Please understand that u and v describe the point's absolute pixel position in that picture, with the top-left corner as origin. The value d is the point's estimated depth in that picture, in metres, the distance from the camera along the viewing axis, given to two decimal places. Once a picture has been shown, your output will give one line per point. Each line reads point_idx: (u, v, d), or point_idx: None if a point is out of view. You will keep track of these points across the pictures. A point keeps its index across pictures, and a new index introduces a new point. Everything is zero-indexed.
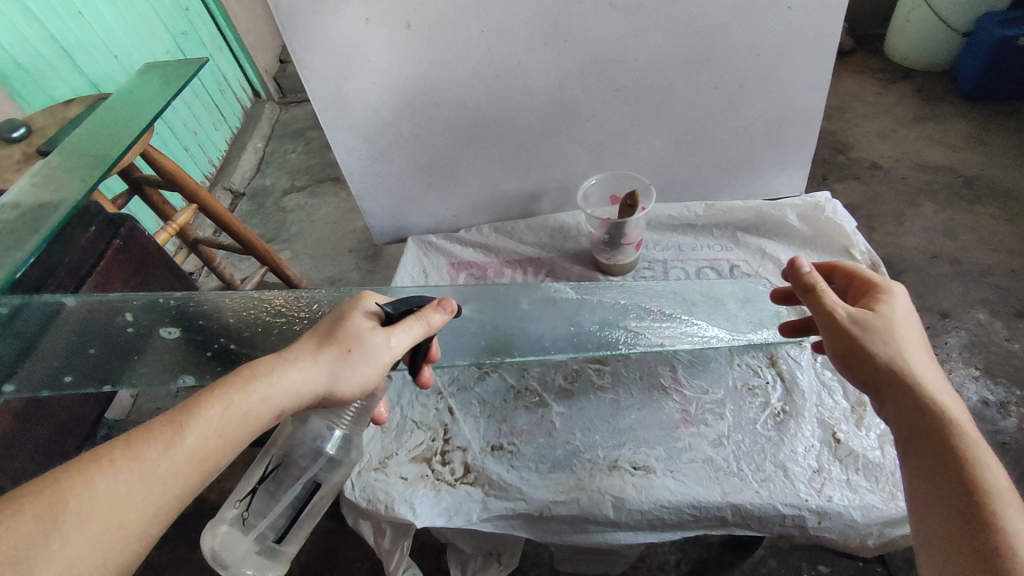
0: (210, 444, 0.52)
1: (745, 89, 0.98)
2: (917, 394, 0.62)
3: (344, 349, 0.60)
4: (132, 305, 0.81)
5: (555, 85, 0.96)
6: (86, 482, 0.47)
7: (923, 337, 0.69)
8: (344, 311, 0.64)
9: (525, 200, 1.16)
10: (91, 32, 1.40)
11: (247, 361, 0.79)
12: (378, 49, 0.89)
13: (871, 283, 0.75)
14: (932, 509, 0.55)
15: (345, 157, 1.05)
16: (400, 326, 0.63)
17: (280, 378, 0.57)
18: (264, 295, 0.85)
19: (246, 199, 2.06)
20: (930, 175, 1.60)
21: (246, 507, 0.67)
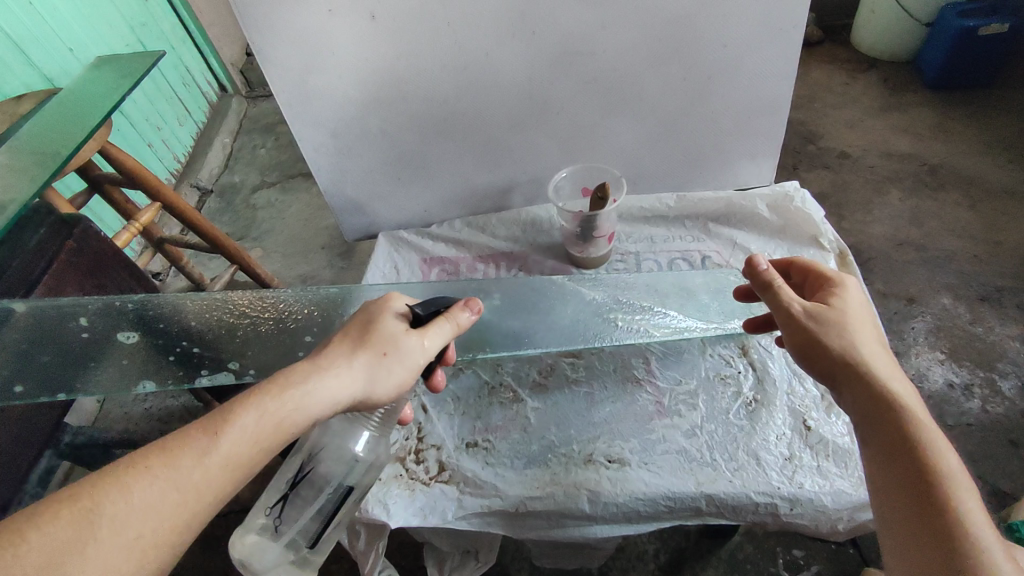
0: (244, 452, 0.52)
1: (715, 81, 0.98)
2: (872, 384, 0.62)
3: (380, 352, 0.60)
4: (86, 310, 0.79)
5: (524, 77, 0.95)
6: (121, 488, 0.46)
7: (875, 327, 0.70)
8: (373, 314, 0.64)
9: (497, 194, 1.14)
10: (43, 24, 1.34)
11: (211, 364, 0.77)
12: (343, 43, 0.87)
13: (827, 276, 0.76)
14: (891, 498, 0.56)
15: (312, 153, 1.02)
16: (432, 328, 0.64)
17: (315, 385, 0.56)
18: (228, 297, 0.84)
19: (215, 196, 2.01)
20: (896, 164, 1.63)
21: (277, 514, 0.65)
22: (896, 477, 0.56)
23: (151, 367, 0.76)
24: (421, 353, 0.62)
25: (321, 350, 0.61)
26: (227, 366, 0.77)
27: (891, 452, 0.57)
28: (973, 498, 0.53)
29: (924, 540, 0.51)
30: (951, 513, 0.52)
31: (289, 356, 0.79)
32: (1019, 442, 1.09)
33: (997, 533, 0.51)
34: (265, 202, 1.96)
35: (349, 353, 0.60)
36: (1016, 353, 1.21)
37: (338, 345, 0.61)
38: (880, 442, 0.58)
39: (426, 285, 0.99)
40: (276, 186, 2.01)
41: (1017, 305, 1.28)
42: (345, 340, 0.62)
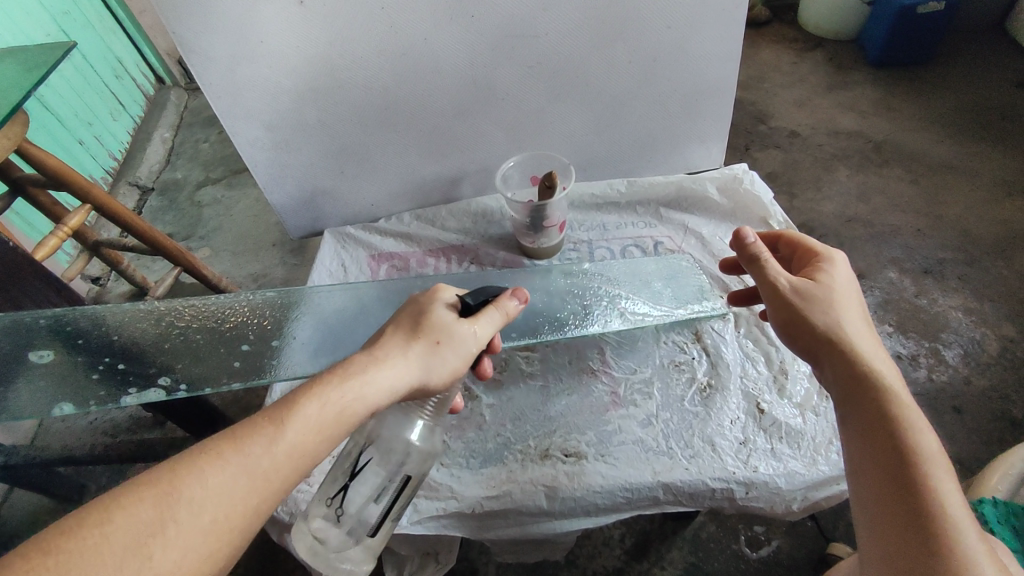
0: (310, 441, 0.50)
1: (659, 64, 0.97)
2: (854, 362, 0.62)
3: (433, 342, 0.60)
4: None
5: (466, 63, 0.91)
6: (199, 472, 0.44)
7: (862, 303, 0.69)
8: (422, 305, 0.64)
9: (446, 184, 1.11)
10: None
11: (137, 379, 0.77)
12: (270, 30, 0.82)
13: (815, 252, 0.75)
14: (867, 477, 0.57)
15: (246, 148, 0.97)
16: (484, 318, 0.64)
17: (374, 376, 0.55)
18: (167, 308, 0.85)
19: (156, 195, 1.89)
20: (843, 142, 1.66)
21: (339, 505, 0.61)
22: (874, 457, 0.57)
23: (73, 385, 0.75)
24: (474, 341, 0.61)
25: (375, 343, 0.60)
26: (157, 382, 0.77)
27: (869, 434, 0.58)
28: (950, 480, 0.54)
29: (899, 521, 0.53)
30: (927, 494, 0.53)
31: (224, 368, 0.80)
32: (962, 409, 1.13)
33: (970, 515, 0.53)
34: (210, 199, 1.87)
35: (403, 344, 0.59)
36: (958, 323, 1.25)
37: (391, 338, 0.60)
38: (859, 422, 0.59)
39: (376, 283, 0.95)
40: (222, 181, 1.92)
41: (958, 276, 1.32)
42: (397, 332, 0.61)
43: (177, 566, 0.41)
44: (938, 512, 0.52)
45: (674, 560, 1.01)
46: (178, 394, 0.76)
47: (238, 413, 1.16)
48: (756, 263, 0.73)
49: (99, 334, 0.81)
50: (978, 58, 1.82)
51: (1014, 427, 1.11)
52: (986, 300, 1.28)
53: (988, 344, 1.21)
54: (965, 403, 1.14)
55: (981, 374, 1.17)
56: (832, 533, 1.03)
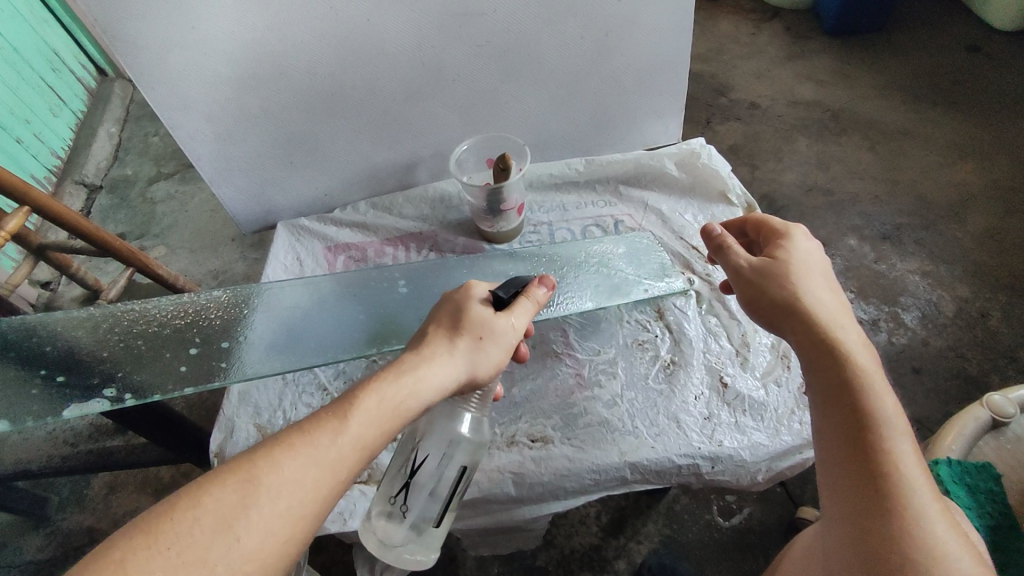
0: (372, 434, 0.50)
1: (612, 38, 0.95)
2: (813, 330, 0.62)
3: (476, 337, 0.61)
4: None
5: (413, 44, 0.88)
6: (274, 461, 0.45)
7: (824, 271, 0.69)
8: (458, 303, 0.65)
9: (401, 171, 1.08)
10: None
11: (76, 392, 0.74)
12: (204, 15, 0.78)
13: (774, 227, 0.75)
14: (829, 443, 0.57)
15: (187, 141, 0.92)
16: (518, 309, 0.67)
17: (425, 373, 0.56)
18: (105, 312, 0.82)
19: (105, 193, 1.82)
20: (802, 111, 1.66)
21: (404, 503, 0.63)
22: (832, 423, 0.57)
23: (12, 401, 0.72)
24: (514, 333, 0.63)
25: (420, 343, 0.60)
26: (102, 393, 0.74)
27: (828, 400, 0.58)
28: (906, 441, 0.55)
29: (857, 482, 0.54)
30: (881, 454, 0.54)
31: (171, 373, 0.78)
32: (921, 369, 1.17)
33: (926, 473, 0.53)
34: (162, 195, 1.80)
35: (448, 342, 0.60)
36: (915, 286, 1.28)
37: (437, 337, 0.61)
38: (819, 389, 0.60)
39: (334, 276, 0.92)
40: (174, 176, 1.85)
41: (914, 240, 1.35)
42: (441, 332, 0.62)
43: (260, 549, 0.41)
44: (891, 472, 0.53)
45: (650, 534, 1.02)
46: (125, 403, 0.74)
47: (202, 416, 1.13)
48: (721, 250, 0.74)
49: (34, 347, 0.78)
50: (930, 23, 1.84)
51: (970, 385, 1.14)
52: (941, 263, 1.31)
53: (943, 305, 1.24)
54: (924, 363, 1.17)
55: (938, 335, 1.21)
56: (800, 497, 1.05)
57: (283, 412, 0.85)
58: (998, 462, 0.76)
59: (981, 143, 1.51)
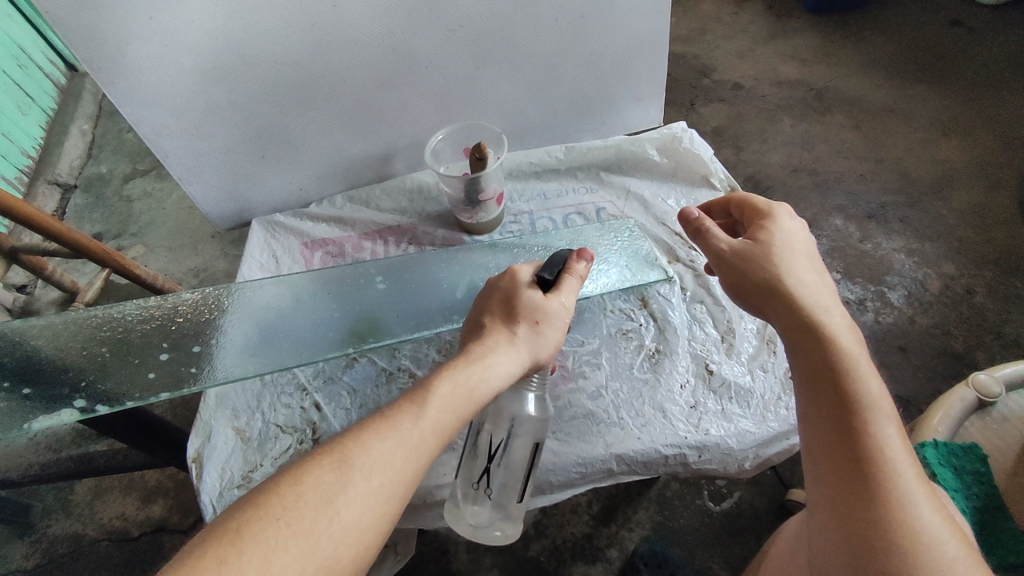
0: (447, 419, 0.52)
1: (588, 21, 0.93)
2: (798, 313, 0.61)
3: (532, 321, 0.65)
4: None
5: (382, 30, 0.85)
6: (364, 442, 0.46)
7: (810, 254, 0.67)
8: (508, 290, 0.69)
9: (376, 163, 1.05)
10: None
11: (38, 402, 0.73)
12: (160, 4, 0.74)
13: (755, 207, 0.73)
14: (815, 428, 0.56)
15: (152, 138, 0.89)
16: (566, 288, 0.70)
17: (493, 362, 0.59)
18: (69, 320, 0.80)
19: (80, 192, 1.77)
20: (786, 91, 1.64)
21: (488, 486, 0.69)
22: (814, 410, 0.57)
23: None
24: (566, 313, 0.67)
25: (483, 333, 0.64)
26: (71, 403, 0.72)
27: (813, 384, 0.57)
28: (892, 425, 0.54)
29: (844, 468, 0.52)
30: (869, 439, 0.53)
31: (139, 380, 0.76)
32: (907, 348, 1.16)
33: (911, 458, 0.52)
34: (138, 192, 1.76)
35: (508, 332, 0.64)
36: (900, 265, 1.27)
37: (498, 326, 0.64)
38: (803, 373, 0.58)
39: (309, 273, 0.90)
40: (150, 173, 1.80)
41: (899, 219, 1.34)
42: (500, 320, 0.65)
43: (360, 522, 0.42)
44: (877, 458, 0.52)
45: (641, 521, 1.01)
46: (96, 412, 0.72)
47: (185, 419, 1.11)
48: (700, 233, 0.72)
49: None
50: None
51: (955, 361, 1.14)
52: (926, 240, 1.30)
53: (929, 283, 1.24)
54: (911, 341, 1.17)
55: (924, 313, 1.20)
56: (790, 479, 1.05)
57: (263, 413, 0.83)
58: (984, 443, 0.75)
59: (964, 119, 1.50)
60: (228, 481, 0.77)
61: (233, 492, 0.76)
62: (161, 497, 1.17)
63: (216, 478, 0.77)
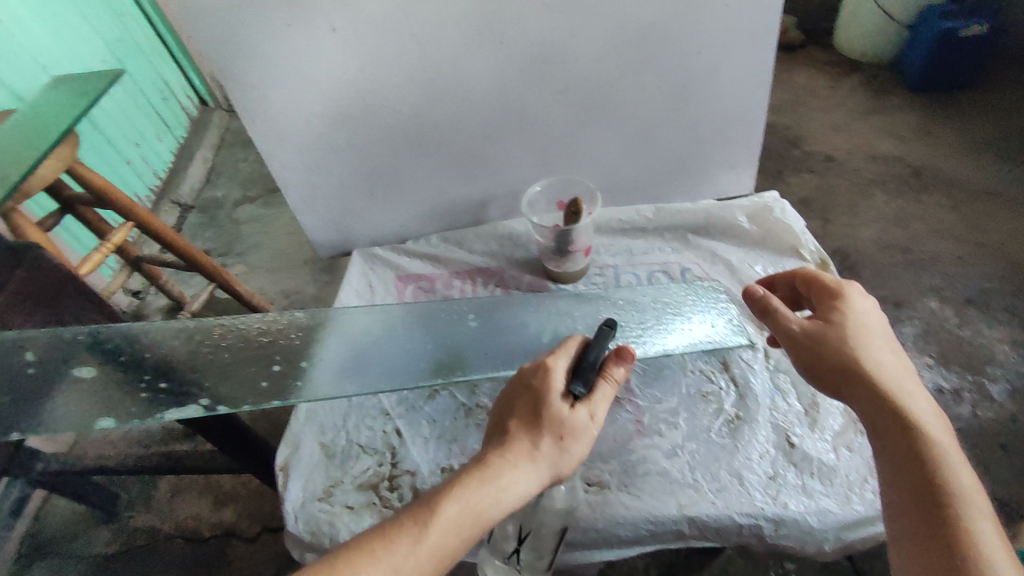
0: (448, 543, 0.53)
1: (689, 90, 0.97)
2: (882, 396, 0.60)
3: (558, 438, 0.63)
4: (33, 344, 0.74)
5: (497, 88, 0.92)
6: (355, 567, 0.49)
7: (889, 337, 0.66)
8: (540, 392, 0.65)
9: (474, 208, 1.12)
10: (11, 37, 1.35)
11: (170, 400, 0.74)
12: (307, 58, 0.85)
13: (824, 285, 0.72)
14: (903, 510, 0.54)
15: (280, 170, 1.00)
16: (598, 396, 0.67)
17: (508, 483, 0.59)
18: (198, 325, 0.83)
19: (196, 212, 1.97)
20: (881, 167, 1.62)
21: (517, 562, 0.75)
22: (901, 499, 0.55)
23: (115, 399, 0.72)
24: (593, 431, 0.64)
25: (505, 444, 0.62)
26: (197, 399, 0.75)
27: (898, 466, 0.56)
28: (985, 518, 0.51)
29: (928, 557, 0.50)
30: (958, 527, 0.51)
31: (252, 386, 0.78)
32: (1008, 447, 1.08)
33: (1010, 552, 0.49)
34: (246, 217, 1.93)
35: (531, 448, 0.62)
36: (1003, 356, 1.19)
37: (523, 439, 0.62)
38: (888, 457, 0.57)
39: (404, 306, 0.94)
40: (258, 201, 1.98)
41: (1002, 308, 1.27)
42: (527, 430, 0.63)
43: None
44: (971, 546, 0.49)
45: None
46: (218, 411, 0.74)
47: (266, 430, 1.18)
48: (768, 313, 0.71)
49: (134, 349, 0.77)
50: None
51: None
52: None
53: None
54: (1013, 440, 1.08)
55: None
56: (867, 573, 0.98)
57: (347, 433, 0.88)
58: None
59: None
60: (310, 493, 0.82)
61: (314, 504, 0.80)
62: (232, 503, 1.24)
63: (300, 489, 0.82)
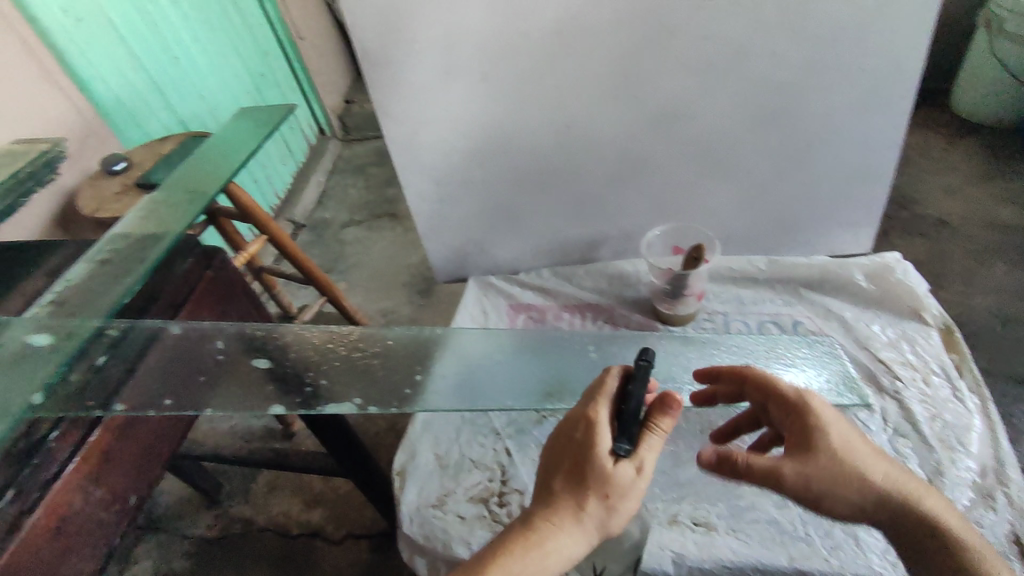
0: None
1: (813, 149, 1.00)
2: (914, 515, 0.65)
3: (602, 497, 0.56)
4: (222, 333, 0.78)
5: (624, 138, 0.98)
6: None
7: (865, 440, 0.67)
8: (580, 448, 0.59)
9: (587, 247, 1.19)
10: (182, 72, 1.58)
11: (326, 400, 0.75)
12: (458, 102, 0.94)
13: (779, 394, 0.68)
14: None
15: (415, 199, 1.10)
16: (643, 448, 0.58)
17: (553, 549, 0.55)
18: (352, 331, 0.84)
19: (307, 231, 2.14)
20: (1000, 236, 1.55)
21: None
22: None
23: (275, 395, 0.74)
24: (643, 489, 0.56)
25: (551, 504, 0.58)
26: (352, 398, 0.76)
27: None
28: None
29: None
30: None
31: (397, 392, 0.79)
32: None
33: None
34: (351, 238, 2.08)
35: (576, 508, 0.57)
36: None
37: (566, 498, 0.57)
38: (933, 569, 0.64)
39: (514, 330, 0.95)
40: (364, 224, 2.14)
41: None
42: (570, 489, 0.58)
43: None
44: None
45: None
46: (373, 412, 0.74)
47: None
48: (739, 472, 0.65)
49: (294, 349, 0.79)
50: None
51: None
52: None
53: None
54: None
55: None
56: None
57: (459, 447, 0.94)
58: None
59: None
60: (425, 500, 0.87)
61: (428, 510, 0.86)
62: (322, 505, 1.32)
63: (416, 494, 0.88)
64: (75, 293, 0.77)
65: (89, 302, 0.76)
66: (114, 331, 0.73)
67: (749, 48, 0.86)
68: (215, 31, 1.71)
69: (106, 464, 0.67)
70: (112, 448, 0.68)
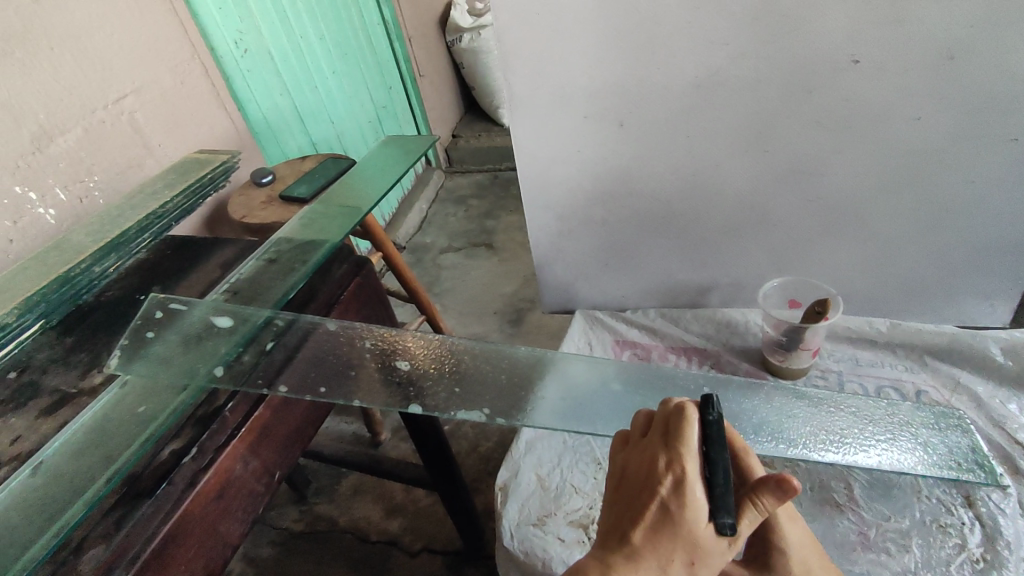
0: None
1: (952, 214, 0.98)
2: None
3: (688, 566, 0.48)
4: (368, 335, 0.83)
5: (749, 189, 1.01)
6: None
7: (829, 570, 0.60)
8: (669, 515, 0.47)
9: (697, 292, 1.21)
10: (319, 101, 1.76)
11: (451, 406, 0.74)
12: (591, 146, 1.00)
13: None
14: None
15: (536, 231, 1.16)
16: (743, 521, 0.48)
17: None
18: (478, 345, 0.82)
19: (407, 253, 2.28)
20: None
21: None
22: None
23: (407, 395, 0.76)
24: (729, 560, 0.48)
25: (627, 560, 0.48)
26: (480, 407, 0.73)
27: None
28: None
29: None
30: None
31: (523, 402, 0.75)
32: None
33: None
34: (448, 263, 2.19)
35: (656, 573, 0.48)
36: None
37: (648, 560, 0.48)
38: None
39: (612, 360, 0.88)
40: (461, 251, 2.25)
41: None
42: (655, 550, 0.47)
43: None
44: None
45: None
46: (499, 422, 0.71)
47: None
48: None
49: (423, 357, 0.81)
50: None
51: None
52: None
53: None
54: None
55: None
56: None
57: (562, 472, 0.97)
58: None
59: None
60: (525, 517, 0.90)
61: (528, 527, 0.88)
62: (400, 515, 1.37)
63: (517, 510, 0.91)
64: (247, 285, 0.86)
65: (260, 294, 0.84)
66: (280, 322, 0.81)
67: (890, 113, 0.87)
68: (350, 67, 1.92)
69: (264, 440, 0.71)
70: (271, 422, 0.72)
